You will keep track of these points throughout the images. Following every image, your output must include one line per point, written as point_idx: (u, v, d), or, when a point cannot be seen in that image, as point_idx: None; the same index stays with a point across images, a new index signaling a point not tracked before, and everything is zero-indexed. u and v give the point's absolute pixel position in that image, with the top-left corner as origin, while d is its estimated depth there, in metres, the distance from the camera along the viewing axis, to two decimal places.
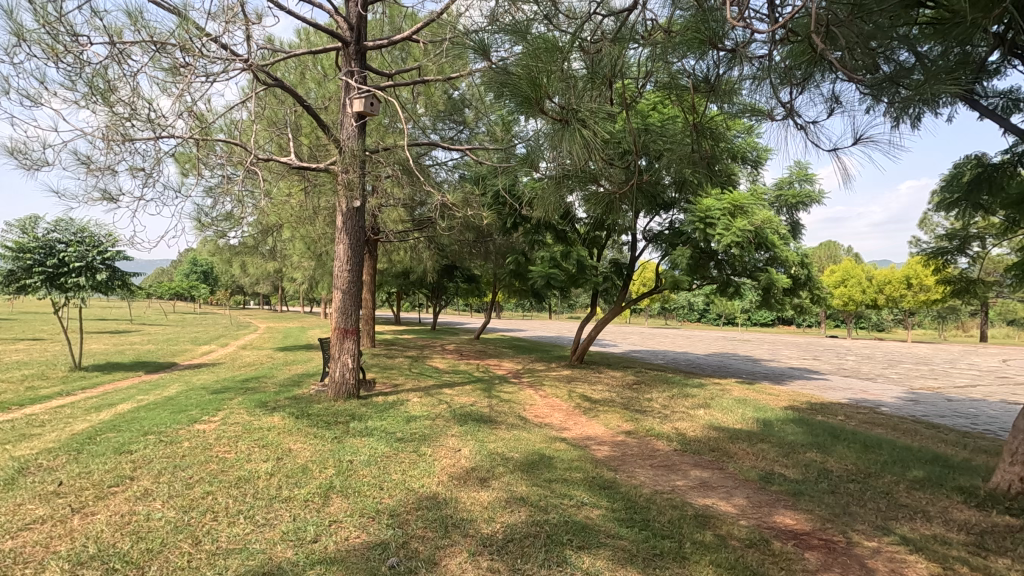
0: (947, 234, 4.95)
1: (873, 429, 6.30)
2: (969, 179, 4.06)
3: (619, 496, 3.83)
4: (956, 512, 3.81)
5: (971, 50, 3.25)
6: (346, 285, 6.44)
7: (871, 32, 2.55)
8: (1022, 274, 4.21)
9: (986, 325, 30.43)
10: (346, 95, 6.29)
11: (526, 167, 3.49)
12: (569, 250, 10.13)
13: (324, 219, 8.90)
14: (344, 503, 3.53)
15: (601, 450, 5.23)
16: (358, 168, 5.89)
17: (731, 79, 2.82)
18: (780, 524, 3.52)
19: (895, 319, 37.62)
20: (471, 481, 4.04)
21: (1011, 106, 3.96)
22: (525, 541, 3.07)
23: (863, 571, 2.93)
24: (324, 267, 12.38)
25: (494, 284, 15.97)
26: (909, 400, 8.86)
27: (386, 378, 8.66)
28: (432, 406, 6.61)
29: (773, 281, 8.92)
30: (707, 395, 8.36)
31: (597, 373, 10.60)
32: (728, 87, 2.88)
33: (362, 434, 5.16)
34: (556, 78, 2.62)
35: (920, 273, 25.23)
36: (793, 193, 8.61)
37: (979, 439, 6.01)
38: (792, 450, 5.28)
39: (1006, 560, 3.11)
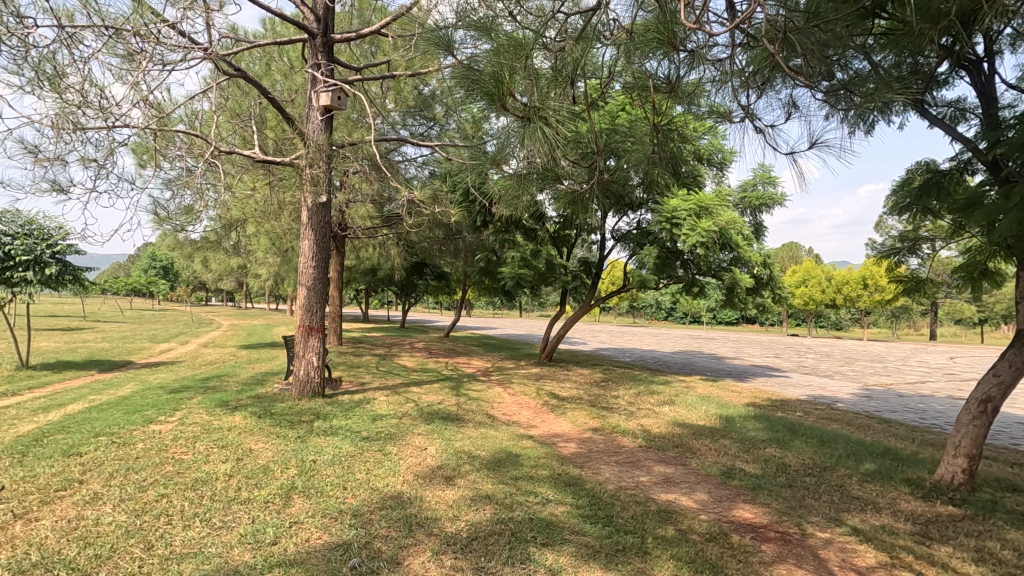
0: (900, 235, 5.17)
1: (829, 425, 6.54)
2: (919, 185, 4.28)
3: (584, 493, 3.87)
4: (903, 503, 3.97)
5: (922, 61, 3.43)
6: (311, 282, 6.33)
7: (827, 40, 2.61)
8: (967, 275, 4.40)
9: (936, 324, 31.75)
10: (312, 88, 6.17)
11: (495, 166, 3.50)
12: (538, 249, 10.11)
13: (289, 214, 8.72)
14: (306, 503, 3.47)
15: (567, 447, 5.28)
16: (324, 162, 5.76)
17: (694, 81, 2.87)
18: (739, 518, 3.62)
19: (853, 318, 38.88)
20: (437, 480, 4.00)
21: (958, 116, 4.17)
22: (489, 539, 3.07)
23: (816, 562, 3.03)
24: (289, 263, 12.13)
25: (465, 282, 15.90)
26: (864, 396, 9.20)
27: (352, 377, 8.51)
28: (399, 405, 6.54)
29: (737, 281, 9.24)
30: (671, 392, 8.52)
31: (565, 371, 10.65)
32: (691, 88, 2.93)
33: (327, 434, 5.07)
34: (520, 75, 2.64)
35: (876, 273, 26.20)
36: (757, 195, 8.82)
37: (928, 434, 6.25)
38: (752, 446, 5.43)
39: (949, 548, 3.26)
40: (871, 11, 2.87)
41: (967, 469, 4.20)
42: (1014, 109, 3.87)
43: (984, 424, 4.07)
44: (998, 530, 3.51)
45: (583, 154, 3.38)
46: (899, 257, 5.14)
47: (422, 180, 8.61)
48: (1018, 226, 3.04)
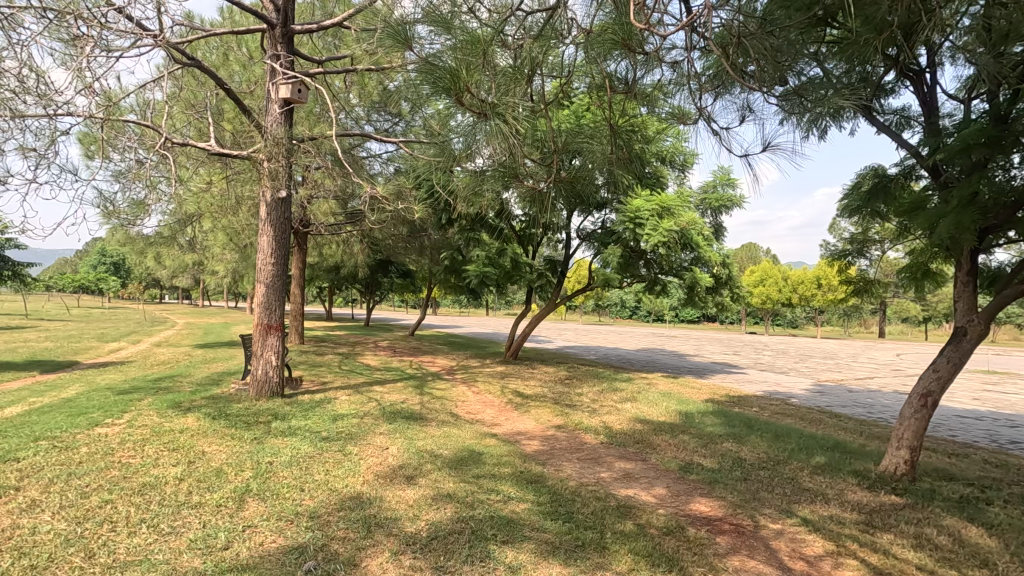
0: (851, 237, 5.39)
1: (783, 419, 6.77)
2: (868, 189, 4.47)
3: (546, 490, 3.90)
4: (850, 494, 4.14)
5: (868, 70, 3.59)
6: (270, 279, 6.16)
7: (778, 46, 2.69)
8: (911, 275, 4.62)
9: (884, 322, 33.21)
10: (271, 80, 6.00)
11: (456, 163, 3.48)
12: (504, 248, 10.13)
13: (248, 209, 8.46)
14: (261, 506, 3.38)
15: (531, 445, 5.31)
16: (283, 156, 5.60)
17: (655, 82, 2.93)
18: (695, 511, 3.70)
19: (807, 316, 40.33)
20: (397, 480, 3.96)
21: (903, 123, 4.37)
22: (449, 538, 3.05)
23: (768, 552, 3.12)
24: (248, 259, 11.81)
25: (430, 279, 15.76)
26: (816, 391, 9.56)
27: (314, 376, 8.34)
28: (361, 405, 6.44)
29: (697, 281, 9.48)
30: (634, 389, 8.66)
31: (530, 369, 10.70)
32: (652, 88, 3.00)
33: (285, 434, 4.96)
34: (477, 70, 2.62)
35: (829, 273, 27.22)
36: (717, 196, 9.04)
37: (873, 427, 6.56)
38: (710, 441, 5.57)
39: (890, 535, 3.42)
40: (822, 20, 2.98)
41: (909, 460, 4.41)
42: (954, 118, 4.08)
43: (925, 417, 4.28)
44: (935, 517, 3.70)
45: (542, 153, 3.39)
46: (849, 258, 5.35)
47: (386, 176, 8.51)
48: (957, 230, 3.22)
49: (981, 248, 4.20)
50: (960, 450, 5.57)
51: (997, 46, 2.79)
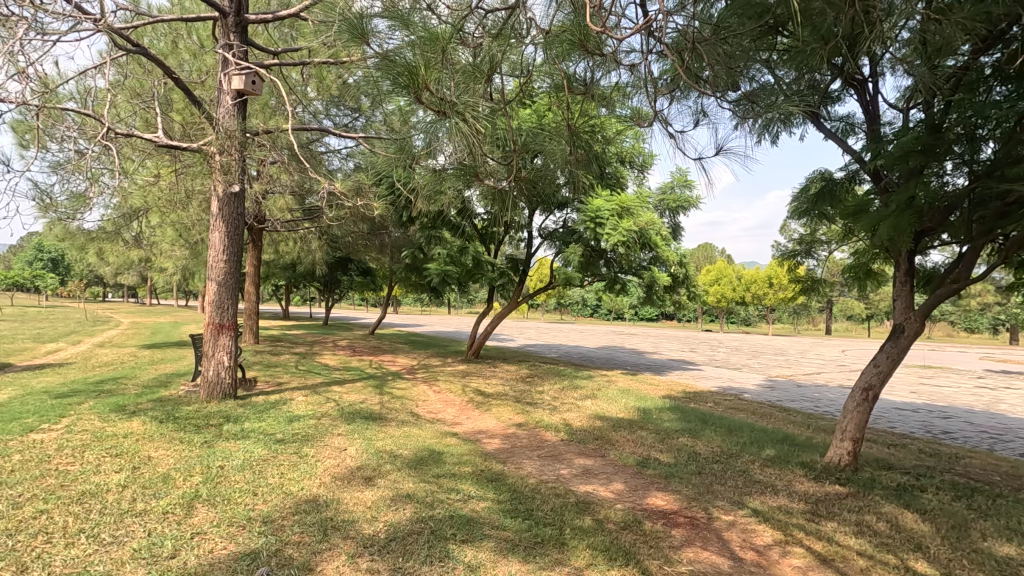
0: (799, 238, 5.62)
1: (736, 414, 7.00)
2: (816, 192, 4.68)
3: (506, 488, 3.91)
4: (798, 485, 4.31)
5: (815, 77, 3.75)
6: (222, 276, 5.95)
7: (731, 52, 2.77)
8: (854, 275, 4.85)
9: (831, 320, 34.76)
10: (223, 70, 5.79)
11: (417, 161, 3.45)
12: (466, 246, 10.09)
13: (199, 204, 8.13)
14: (211, 512, 3.26)
15: (492, 443, 5.31)
16: (237, 150, 5.40)
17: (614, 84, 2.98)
18: (652, 505, 3.79)
19: (759, 314, 41.80)
20: (355, 481, 3.90)
21: (848, 130, 4.58)
22: (408, 539, 3.02)
23: (719, 543, 3.22)
24: (199, 256, 11.37)
25: (391, 278, 15.57)
26: (767, 387, 9.93)
27: (269, 377, 8.10)
28: (318, 405, 6.29)
29: (655, 280, 9.70)
30: (594, 386, 8.78)
31: (492, 368, 10.71)
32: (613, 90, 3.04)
33: (237, 437, 4.80)
34: (437, 67, 2.59)
35: (780, 273, 28.30)
36: (674, 197, 9.26)
37: (820, 420, 6.86)
38: (667, 436, 5.71)
39: (833, 523, 3.58)
40: (773, 29, 3.09)
41: (852, 451, 4.63)
42: (894, 126, 4.31)
43: (867, 409, 4.51)
44: (875, 504, 3.90)
45: (503, 152, 3.40)
46: (798, 259, 5.58)
47: (346, 172, 8.35)
48: (895, 233, 3.40)
49: (918, 250, 4.44)
50: (898, 441, 5.88)
51: (931, 59, 2.96)
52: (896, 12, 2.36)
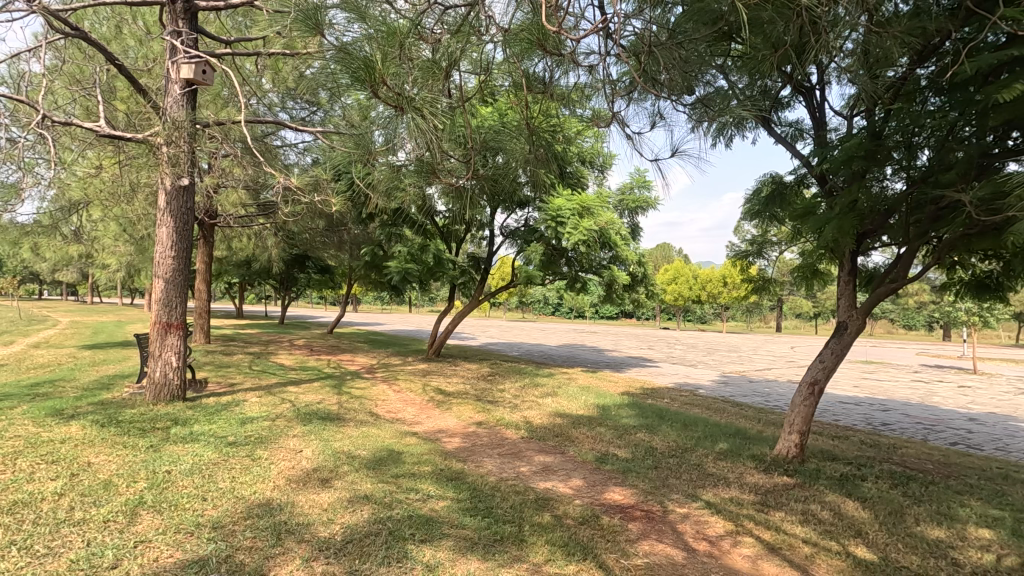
0: (751, 238, 5.82)
1: (691, 409, 7.20)
2: (767, 194, 4.86)
3: (466, 487, 3.90)
4: (749, 477, 4.47)
5: (766, 83, 3.89)
6: (170, 274, 5.70)
7: (686, 57, 2.85)
8: (802, 275, 5.07)
9: (781, 318, 36.18)
10: (171, 58, 5.56)
11: (376, 157, 3.38)
12: (426, 244, 9.96)
13: (144, 197, 7.77)
14: (157, 519, 3.12)
15: (452, 442, 5.29)
16: (186, 141, 5.17)
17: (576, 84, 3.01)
18: (609, 500, 3.85)
19: (714, 313, 43.09)
20: (311, 483, 3.81)
21: (797, 135, 4.77)
22: (365, 540, 2.97)
23: (674, 536, 3.30)
24: (145, 252, 10.87)
25: (350, 276, 15.30)
26: (721, 383, 10.25)
27: (220, 377, 7.83)
28: (272, 407, 6.12)
29: (615, 278, 9.87)
30: (554, 384, 8.87)
31: (453, 366, 10.67)
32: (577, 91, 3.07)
33: (186, 440, 4.62)
34: (393, 62, 2.55)
35: (734, 273, 29.26)
36: (634, 198, 9.42)
37: (769, 414, 7.13)
38: (625, 432, 5.82)
39: (781, 513, 3.73)
40: (727, 35, 3.18)
41: (799, 443, 4.83)
42: (839, 132, 4.50)
43: (813, 403, 4.71)
44: (820, 494, 4.08)
45: (463, 149, 3.38)
46: (750, 258, 5.78)
47: (302, 167, 8.15)
48: (839, 234, 3.56)
49: (860, 251, 4.66)
50: (841, 433, 6.17)
51: (872, 69, 3.11)
52: (840, 24, 2.48)
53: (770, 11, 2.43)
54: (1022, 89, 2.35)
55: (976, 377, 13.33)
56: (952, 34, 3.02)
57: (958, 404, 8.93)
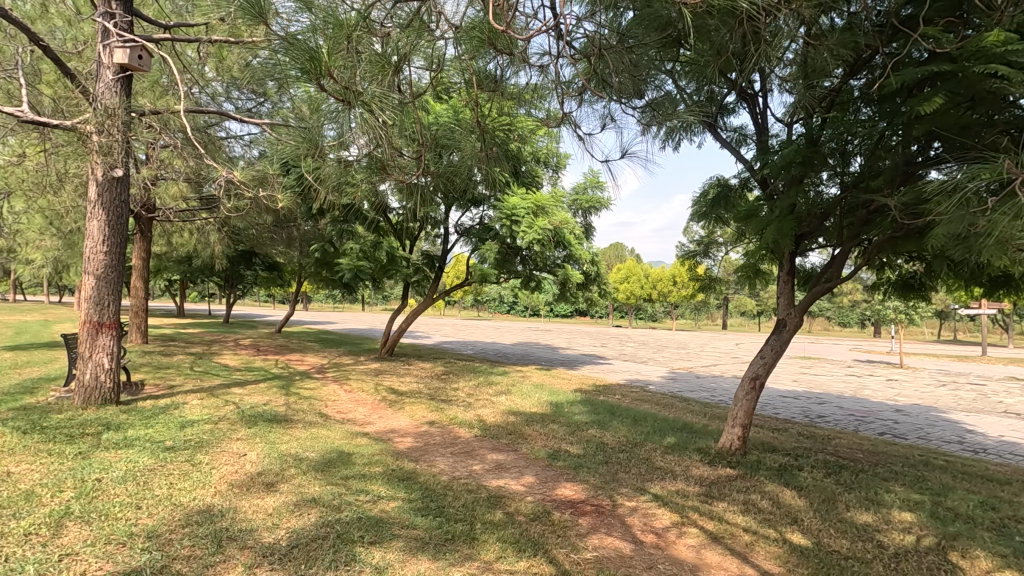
0: (699, 239, 6.00)
1: (641, 405, 7.38)
2: (713, 197, 5.03)
3: (417, 486, 3.86)
4: (694, 469, 4.62)
5: (713, 89, 4.03)
6: (102, 270, 5.38)
7: (636, 61, 2.92)
8: (745, 274, 5.27)
9: (727, 316, 37.60)
10: (103, 41, 5.22)
11: (325, 153, 3.30)
12: (379, 241, 9.77)
13: (73, 188, 7.28)
14: (85, 530, 2.95)
15: (404, 442, 5.23)
16: (120, 130, 4.87)
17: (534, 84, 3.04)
18: (561, 496, 3.90)
19: (664, 311, 44.26)
20: (255, 488, 3.68)
21: (741, 140, 4.96)
22: (312, 545, 2.90)
23: (623, 529, 3.38)
24: (74, 246, 10.20)
25: (300, 273, 14.87)
26: (669, 379, 10.57)
27: (158, 379, 7.45)
28: (215, 409, 5.87)
29: (569, 277, 9.99)
30: (508, 382, 8.90)
31: (405, 365, 10.55)
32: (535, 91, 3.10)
33: (119, 446, 4.37)
34: (341, 56, 2.49)
35: (682, 272, 30.19)
36: (587, 198, 9.55)
37: (715, 409, 7.39)
38: (577, 428, 5.91)
39: (723, 503, 3.87)
40: (676, 41, 3.27)
41: (741, 436, 5.02)
42: (779, 138, 4.71)
43: (754, 398, 4.92)
44: (760, 484, 4.27)
45: (415, 145, 3.32)
46: (698, 258, 5.96)
47: (248, 160, 7.85)
48: (778, 236, 3.74)
49: (798, 252, 4.88)
50: (781, 426, 6.47)
51: (808, 78, 3.27)
52: (780, 34, 2.60)
53: (715, 19, 2.51)
54: (941, 103, 2.51)
55: (902, 371, 14.25)
56: (880, 49, 3.21)
57: (886, 397, 9.52)
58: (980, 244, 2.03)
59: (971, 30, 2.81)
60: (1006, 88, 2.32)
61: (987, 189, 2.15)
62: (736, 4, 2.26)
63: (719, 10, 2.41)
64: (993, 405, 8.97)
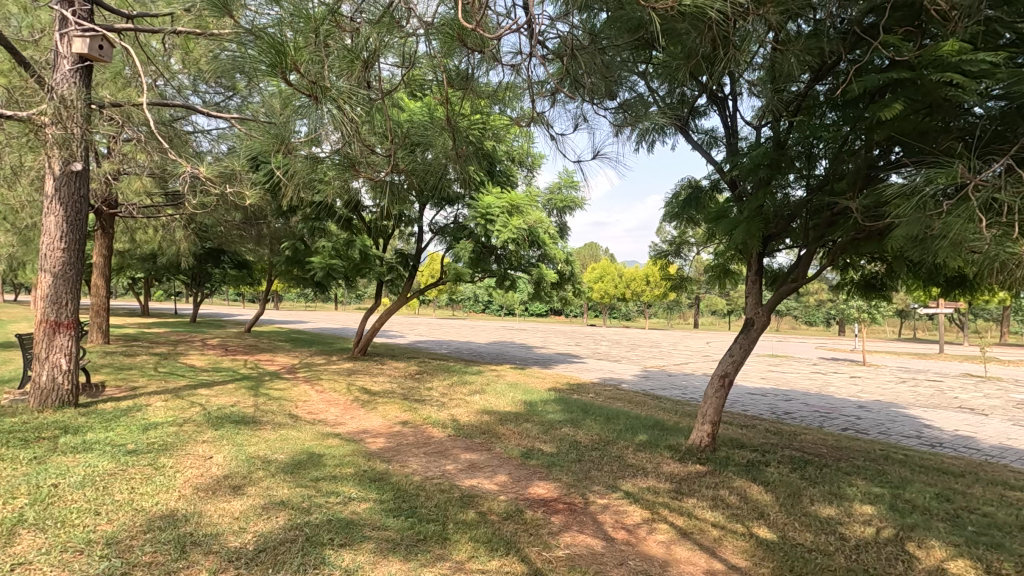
0: (671, 239, 6.09)
1: (614, 403, 7.45)
2: (685, 198, 5.12)
3: (389, 487, 3.82)
4: (665, 466, 4.68)
5: (684, 93, 4.09)
6: (59, 267, 5.18)
7: (608, 62, 2.95)
8: (715, 274, 5.37)
9: (698, 315, 38.27)
10: (60, 29, 5.01)
11: (294, 149, 3.23)
12: (352, 239, 9.64)
13: (28, 181, 6.98)
14: (39, 538, 2.83)
15: (376, 442, 5.18)
16: (79, 122, 4.69)
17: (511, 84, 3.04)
18: (533, 495, 3.91)
19: (638, 310, 44.79)
20: (222, 491, 3.59)
21: (712, 142, 5.04)
22: (280, 548, 2.84)
23: (594, 526, 3.41)
24: (30, 242, 9.78)
25: (270, 272, 14.57)
26: (642, 377, 10.70)
27: (120, 380, 7.21)
28: (180, 411, 5.71)
29: (543, 276, 10.03)
30: (483, 381, 8.89)
31: (379, 365, 10.44)
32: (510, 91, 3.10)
33: (77, 450, 4.22)
34: (308, 51, 2.45)
35: (655, 272, 30.60)
36: (562, 197, 9.60)
37: (686, 406, 7.52)
38: (551, 427, 5.94)
39: (693, 499, 3.94)
40: (647, 44, 3.31)
41: (711, 433, 5.11)
42: (748, 140, 4.80)
43: (723, 395, 5.01)
44: (728, 480, 4.36)
45: (386, 143, 3.29)
46: (670, 258, 6.04)
47: (216, 155, 7.65)
48: (747, 237, 3.81)
49: (766, 252, 4.99)
50: (749, 422, 6.61)
51: (775, 82, 3.35)
52: (747, 39, 2.65)
53: (685, 23, 2.54)
54: (900, 109, 2.59)
55: (865, 368, 14.71)
56: (844, 55, 3.30)
57: (849, 393, 9.82)
58: (935, 246, 2.08)
59: (928, 39, 2.90)
60: (960, 95, 2.40)
61: (943, 194, 2.22)
62: (705, 10, 2.30)
63: (689, 14, 2.44)
64: (949, 401, 9.33)
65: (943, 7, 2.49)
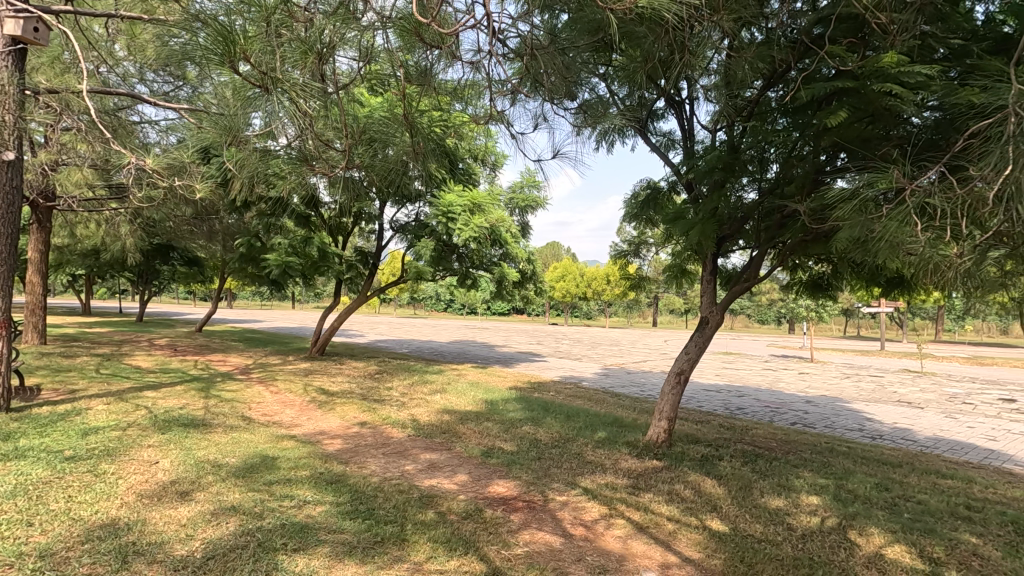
0: (630, 239, 6.18)
1: (574, 401, 7.53)
2: (644, 199, 5.21)
3: (346, 489, 3.75)
4: (623, 462, 4.76)
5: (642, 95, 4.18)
6: None
7: (568, 63, 2.96)
8: (672, 274, 5.49)
9: (657, 314, 39.08)
10: None
11: (246, 141, 3.12)
12: (309, 236, 9.40)
13: None
14: None
15: (333, 444, 5.07)
16: (12, 108, 4.41)
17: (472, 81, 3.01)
18: (493, 493, 3.91)
19: (598, 309, 45.37)
20: (168, 498, 3.44)
21: (669, 144, 5.16)
22: (230, 555, 2.75)
23: (553, 523, 3.43)
24: None
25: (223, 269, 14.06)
26: (602, 375, 10.84)
27: (58, 383, 6.82)
28: (123, 414, 5.44)
29: (505, 275, 10.03)
30: (444, 380, 8.82)
31: (337, 365, 10.22)
32: (471, 88, 3.07)
33: (8, 457, 3.96)
34: (259, 40, 2.37)
35: (615, 271, 31.10)
36: (523, 197, 9.64)
37: (644, 403, 7.66)
38: (512, 425, 5.95)
39: (650, 494, 4.02)
40: (606, 46, 3.36)
41: (667, 429, 5.22)
42: (703, 143, 4.93)
43: (679, 391, 5.13)
44: (683, 474, 4.47)
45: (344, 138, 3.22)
46: (629, 258, 6.14)
47: (164, 146, 7.32)
48: (702, 237, 3.91)
49: (720, 253, 5.14)
50: (703, 418, 6.80)
51: (729, 87, 3.46)
52: (702, 44, 2.73)
53: (643, 27, 2.59)
54: (844, 116, 2.70)
55: (812, 364, 15.33)
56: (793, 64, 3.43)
57: (797, 389, 10.22)
58: (876, 247, 2.19)
59: (870, 51, 3.03)
60: (898, 105, 2.53)
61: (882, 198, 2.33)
62: (661, 14, 2.35)
63: (647, 18, 2.49)
64: (889, 395, 9.84)
65: (884, 20, 2.60)
